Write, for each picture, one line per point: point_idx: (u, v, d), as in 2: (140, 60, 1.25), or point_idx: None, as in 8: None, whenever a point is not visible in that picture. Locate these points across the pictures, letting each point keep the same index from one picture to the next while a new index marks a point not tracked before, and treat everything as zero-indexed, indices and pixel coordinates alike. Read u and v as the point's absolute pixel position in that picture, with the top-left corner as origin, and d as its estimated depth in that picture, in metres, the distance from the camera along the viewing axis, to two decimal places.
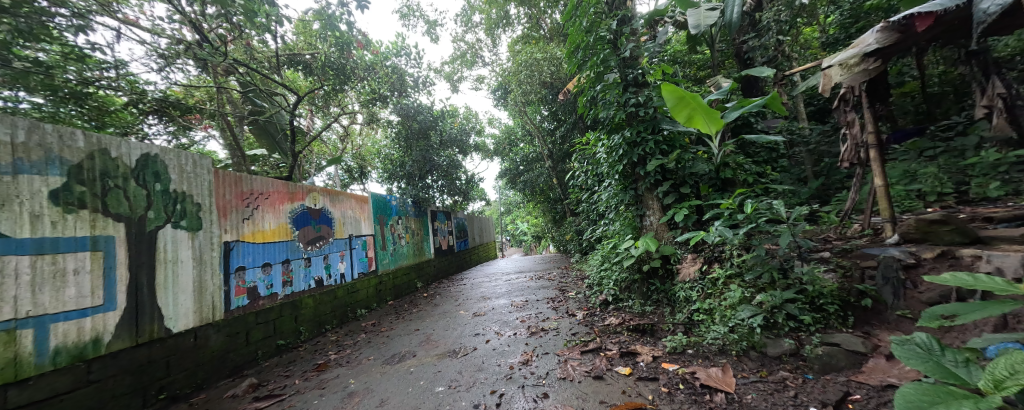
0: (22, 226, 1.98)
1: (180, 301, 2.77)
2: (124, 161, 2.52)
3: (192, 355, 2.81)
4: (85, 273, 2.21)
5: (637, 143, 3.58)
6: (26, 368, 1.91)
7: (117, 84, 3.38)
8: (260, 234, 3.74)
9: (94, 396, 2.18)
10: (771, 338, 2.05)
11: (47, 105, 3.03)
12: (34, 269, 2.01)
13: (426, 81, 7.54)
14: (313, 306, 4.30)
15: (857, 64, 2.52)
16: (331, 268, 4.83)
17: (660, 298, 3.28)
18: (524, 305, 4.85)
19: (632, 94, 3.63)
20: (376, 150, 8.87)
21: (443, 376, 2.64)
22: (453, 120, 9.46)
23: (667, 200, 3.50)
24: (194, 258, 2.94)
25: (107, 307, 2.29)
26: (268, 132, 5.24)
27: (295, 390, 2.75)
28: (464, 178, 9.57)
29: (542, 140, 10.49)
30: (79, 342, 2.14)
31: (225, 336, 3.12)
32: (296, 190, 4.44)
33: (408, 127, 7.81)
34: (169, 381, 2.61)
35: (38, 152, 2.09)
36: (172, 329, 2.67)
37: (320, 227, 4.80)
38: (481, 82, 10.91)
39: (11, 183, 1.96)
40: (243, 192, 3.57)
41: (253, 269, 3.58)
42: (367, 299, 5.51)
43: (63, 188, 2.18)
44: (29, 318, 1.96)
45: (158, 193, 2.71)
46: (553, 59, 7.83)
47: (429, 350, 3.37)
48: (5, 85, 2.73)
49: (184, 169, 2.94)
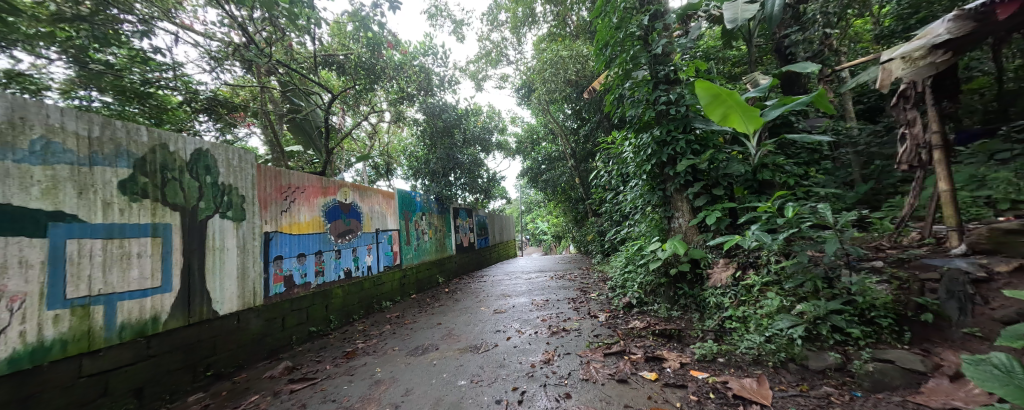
0: (95, 212, 2.18)
1: (226, 286, 2.99)
2: (180, 155, 2.74)
3: (234, 337, 3.02)
4: (146, 256, 2.42)
5: (666, 143, 3.47)
6: (98, 340, 2.11)
7: (175, 84, 3.70)
8: (296, 226, 3.96)
9: (151, 369, 2.39)
10: (814, 350, 1.93)
11: (116, 104, 3.39)
12: (105, 251, 2.21)
13: (451, 80, 7.67)
14: (342, 296, 4.50)
15: (923, 57, 2.31)
16: (358, 260, 5.03)
17: (688, 304, 3.16)
18: (544, 304, 4.83)
19: (663, 92, 3.50)
20: (402, 148, 9.18)
21: (465, 370, 2.69)
22: (477, 118, 9.58)
23: (698, 202, 3.36)
24: (238, 247, 3.16)
25: (164, 289, 2.51)
26: (304, 129, 5.55)
27: (327, 375, 2.89)
28: (486, 176, 9.70)
29: (565, 139, 10.41)
30: (141, 320, 2.35)
31: (264, 321, 3.33)
32: (329, 185, 4.67)
33: (433, 126, 8.01)
34: (215, 360, 2.82)
35: (110, 145, 2.29)
36: (219, 312, 2.90)
37: (350, 221, 5.01)
38: (505, 81, 10.95)
39: (87, 173, 2.16)
40: (282, 186, 3.80)
41: (290, 258, 3.80)
42: (391, 292, 5.70)
43: (130, 179, 2.38)
44: (101, 296, 2.16)
45: (209, 186, 2.94)
46: (578, 56, 7.68)
47: (451, 344, 3.44)
48: (82, 86, 3.08)
49: (230, 163, 3.17)
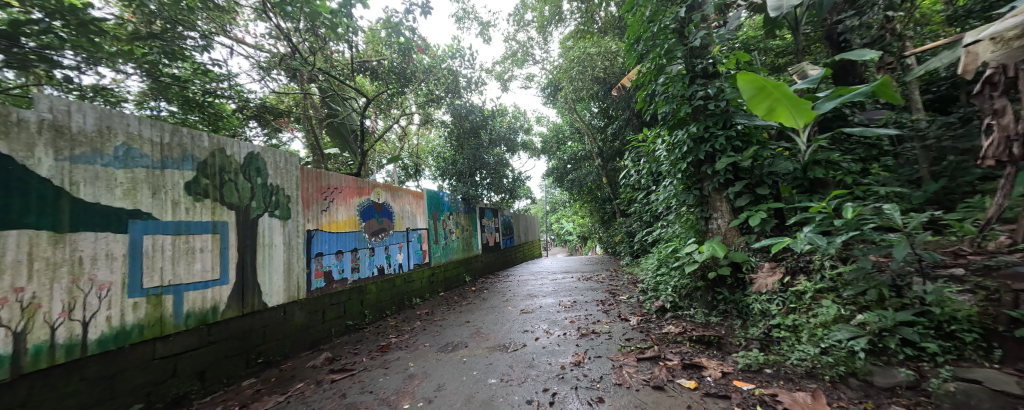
0: (166, 211, 2.41)
1: (274, 280, 3.21)
2: (236, 158, 2.98)
3: (281, 328, 3.24)
4: (208, 251, 2.66)
5: (704, 140, 3.31)
6: (168, 326, 2.34)
7: (229, 93, 4.03)
8: (335, 224, 4.18)
9: (211, 355, 2.61)
10: (881, 366, 1.75)
11: (180, 112, 3.75)
12: (174, 246, 2.44)
13: (478, 82, 7.76)
14: (376, 292, 4.70)
15: (1017, 37, 1.93)
16: (391, 258, 5.23)
17: (728, 309, 2.99)
18: (572, 306, 4.77)
19: (700, 86, 3.34)
20: (430, 149, 9.44)
21: (495, 369, 2.71)
22: (503, 118, 9.63)
23: (739, 202, 3.17)
24: (284, 243, 3.39)
25: (222, 281, 2.73)
26: (341, 133, 5.85)
27: (364, 367, 3.02)
28: (511, 176, 9.74)
29: (592, 138, 10.22)
30: (203, 309, 2.58)
31: (307, 314, 3.54)
32: (364, 186, 4.88)
33: (461, 127, 8.15)
34: (265, 348, 3.04)
35: (178, 150, 2.53)
36: (268, 304, 3.12)
37: (383, 220, 5.21)
38: (531, 80, 10.92)
39: (160, 176, 2.39)
40: (322, 187, 4.02)
41: (329, 255, 4.02)
42: (420, 289, 5.87)
43: (194, 181, 2.62)
44: (171, 286, 2.39)
45: (259, 186, 3.17)
46: (607, 53, 7.29)
47: (480, 342, 3.48)
48: (153, 98, 3.46)
49: (278, 166, 3.40)
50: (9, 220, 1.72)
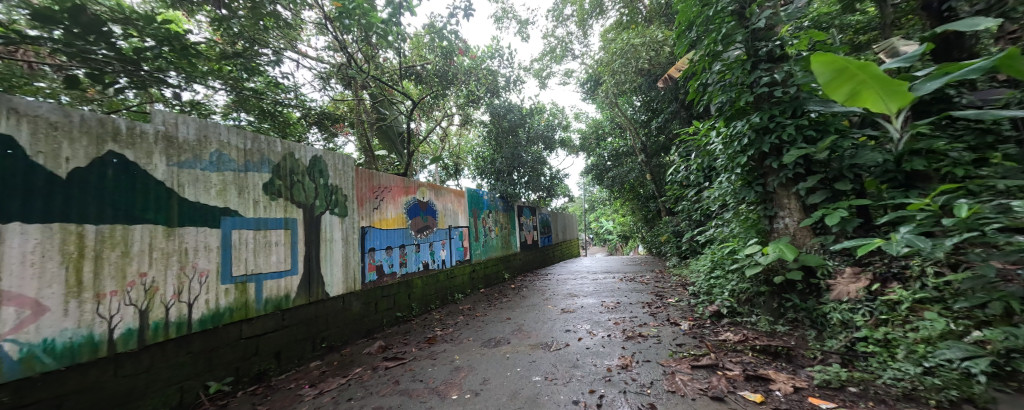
0: (249, 209, 2.73)
1: (334, 272, 3.50)
2: (303, 161, 3.29)
3: (341, 316, 3.52)
4: (282, 245, 2.97)
5: (768, 130, 3.00)
6: (251, 310, 2.65)
7: (295, 102, 4.45)
8: (385, 221, 4.44)
9: (285, 337, 2.91)
10: (1008, 393, 1.44)
11: (255, 121, 4.24)
12: (255, 239, 2.76)
13: (517, 80, 7.78)
14: (421, 286, 4.93)
15: None
16: (435, 254, 5.44)
17: (798, 318, 2.69)
18: (615, 307, 4.61)
19: (764, 72, 3.03)
20: (470, 149, 9.67)
21: (539, 367, 2.71)
22: (541, 116, 9.56)
23: (812, 199, 2.84)
24: (343, 239, 3.68)
25: (293, 272, 3.04)
26: (389, 135, 6.20)
27: (413, 357, 3.18)
28: (549, 174, 9.64)
29: (635, 132, 9.77)
30: (278, 296, 2.88)
31: (362, 304, 3.81)
32: (410, 185, 5.13)
33: (499, 126, 8.23)
34: (328, 334, 3.33)
35: (258, 155, 2.85)
36: (329, 293, 3.41)
37: (427, 218, 5.44)
38: (570, 76, 10.71)
39: (244, 178, 2.71)
40: (373, 186, 4.29)
41: (381, 250, 4.28)
42: (462, 285, 6.05)
43: (270, 182, 2.94)
44: (253, 275, 2.71)
45: (322, 186, 3.47)
46: (653, 42, 6.86)
47: (522, 339, 3.50)
48: (235, 110, 3.98)
49: (337, 167, 3.70)
50: (138, 217, 2.05)
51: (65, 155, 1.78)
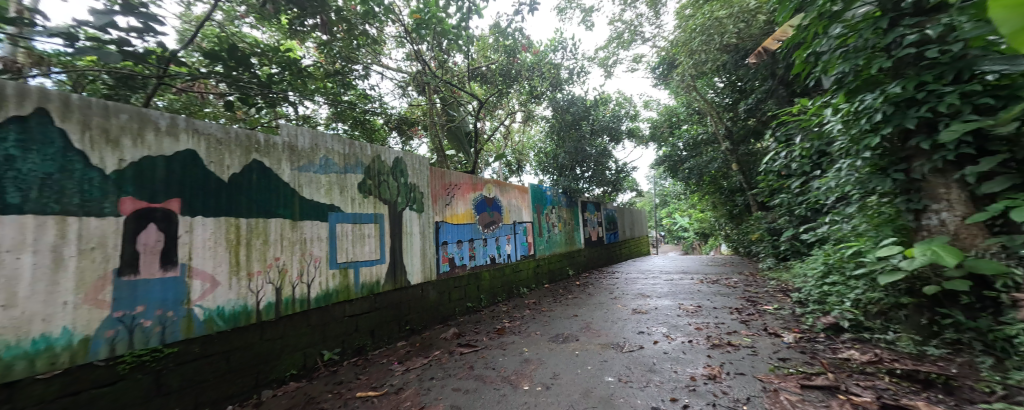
0: (349, 205, 3.14)
1: (414, 262, 3.84)
2: (388, 163, 3.67)
3: (421, 303, 3.86)
4: (373, 237, 3.36)
5: (916, 102, 2.37)
6: (351, 293, 3.06)
7: (378, 110, 4.97)
8: (455, 217, 4.71)
9: (376, 318, 3.30)
10: None
11: (347, 130, 4.86)
12: (354, 232, 3.16)
13: (581, 72, 7.51)
14: (489, 279, 5.13)
15: None
16: (500, 249, 5.60)
17: (962, 341, 2.09)
18: (695, 311, 4.19)
19: (909, 28, 2.39)
20: (533, 145, 9.69)
21: (611, 367, 2.60)
22: (607, 107, 9.10)
23: (988, 188, 2.16)
24: (421, 232, 4.01)
25: (382, 261, 3.42)
26: (457, 135, 6.55)
27: (485, 346, 3.33)
28: (614, 168, 9.11)
29: (717, 118, 8.69)
30: (371, 282, 3.27)
31: (438, 293, 4.12)
32: (477, 182, 5.35)
33: (562, 120, 8.07)
34: (410, 318, 3.68)
35: (355, 159, 3.26)
36: (411, 282, 3.75)
37: (493, 213, 5.61)
38: (639, 61, 9.96)
39: (344, 179, 3.13)
40: (445, 184, 4.58)
41: (452, 244, 4.55)
42: (527, 279, 6.13)
43: (364, 182, 3.34)
44: (353, 263, 3.11)
45: (403, 185, 3.83)
46: (742, 12, 5.96)
47: (591, 337, 3.40)
48: (333, 121, 4.63)
49: (415, 167, 4.04)
50: (273, 212, 2.51)
51: (227, 164, 2.27)
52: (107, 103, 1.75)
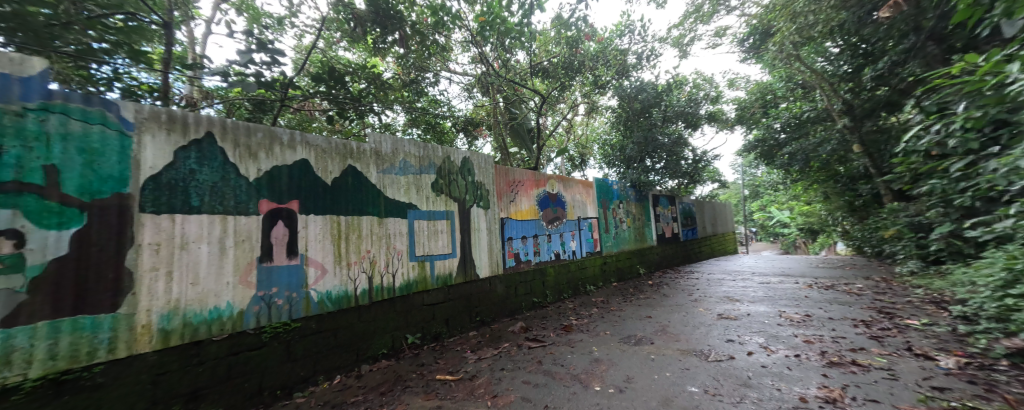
0: (425, 204, 3.41)
1: (483, 257, 4.01)
2: (457, 163, 3.89)
3: (489, 295, 4.02)
4: (446, 232, 3.60)
5: None
6: (429, 283, 3.33)
7: (446, 114, 5.29)
8: (520, 213, 4.77)
9: (450, 308, 3.53)
10: None
11: (420, 134, 5.27)
12: (429, 228, 3.43)
13: (651, 55, 6.93)
14: (554, 275, 5.10)
15: None
16: (565, 245, 5.51)
17: None
18: (799, 320, 3.58)
19: None
20: (597, 137, 9.30)
21: (694, 376, 2.36)
22: (682, 90, 8.25)
23: None
24: (488, 228, 4.17)
25: (454, 255, 3.65)
26: (520, 133, 6.62)
27: (553, 342, 3.32)
28: (691, 157, 8.22)
29: (827, 91, 7.23)
30: (445, 274, 3.52)
31: (505, 287, 4.24)
32: (541, 178, 5.33)
33: (630, 109, 7.56)
34: (480, 310, 3.86)
35: (428, 160, 3.53)
36: (480, 275, 3.93)
37: (557, 209, 5.54)
38: (721, 35, 8.79)
39: (420, 179, 3.41)
40: (509, 181, 4.66)
41: (517, 239, 4.62)
42: (593, 276, 5.95)
43: (436, 182, 3.59)
44: (429, 256, 3.38)
45: (471, 183, 4.03)
46: None
47: (668, 342, 3.14)
48: (409, 127, 5.06)
49: (481, 166, 4.20)
50: (365, 210, 2.85)
51: (329, 170, 2.64)
52: (247, 124, 2.18)
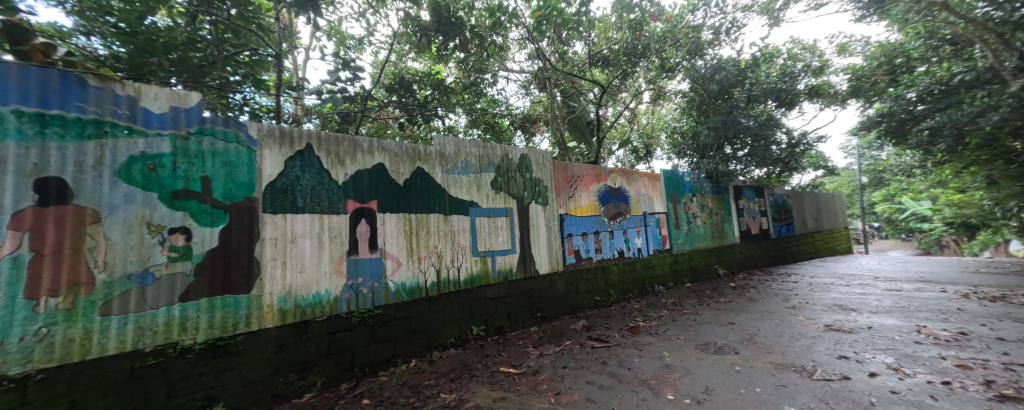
0: (485, 201, 3.53)
1: (542, 253, 4.02)
2: (516, 160, 3.95)
3: (550, 292, 4.02)
4: (506, 229, 3.69)
5: None
6: (491, 278, 3.45)
7: (505, 112, 5.36)
8: (579, 209, 4.65)
9: (512, 303, 3.62)
10: None
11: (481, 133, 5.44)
12: (490, 225, 3.55)
13: (730, 28, 6.12)
14: (617, 273, 4.88)
15: None
16: (629, 242, 5.22)
17: None
18: (939, 338, 2.87)
19: None
20: (665, 125, 8.56)
21: (788, 394, 2.06)
22: (772, 64, 7.11)
23: None
24: (547, 225, 4.15)
25: (514, 251, 3.72)
26: (579, 126, 6.42)
27: (618, 343, 3.18)
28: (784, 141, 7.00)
29: (985, 46, 5.60)
30: (506, 269, 3.61)
31: (565, 284, 4.20)
32: (601, 172, 5.12)
33: (705, 92, 6.79)
34: (541, 306, 3.88)
35: (488, 159, 3.64)
36: (540, 271, 3.94)
37: (620, 205, 5.26)
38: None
39: (481, 178, 3.54)
40: (567, 176, 4.57)
41: (577, 236, 4.52)
42: (661, 276, 5.54)
43: (496, 180, 3.69)
44: (490, 252, 3.50)
45: (529, 180, 4.05)
46: None
47: (754, 353, 2.79)
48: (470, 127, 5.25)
49: (539, 162, 4.19)
50: (432, 208, 3.06)
51: (401, 172, 2.88)
52: (336, 134, 2.48)
